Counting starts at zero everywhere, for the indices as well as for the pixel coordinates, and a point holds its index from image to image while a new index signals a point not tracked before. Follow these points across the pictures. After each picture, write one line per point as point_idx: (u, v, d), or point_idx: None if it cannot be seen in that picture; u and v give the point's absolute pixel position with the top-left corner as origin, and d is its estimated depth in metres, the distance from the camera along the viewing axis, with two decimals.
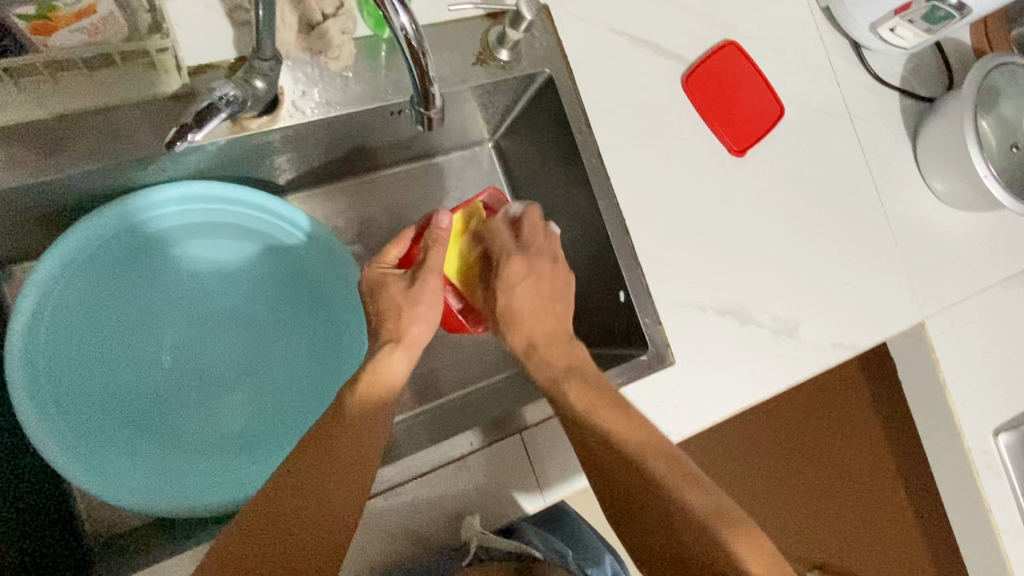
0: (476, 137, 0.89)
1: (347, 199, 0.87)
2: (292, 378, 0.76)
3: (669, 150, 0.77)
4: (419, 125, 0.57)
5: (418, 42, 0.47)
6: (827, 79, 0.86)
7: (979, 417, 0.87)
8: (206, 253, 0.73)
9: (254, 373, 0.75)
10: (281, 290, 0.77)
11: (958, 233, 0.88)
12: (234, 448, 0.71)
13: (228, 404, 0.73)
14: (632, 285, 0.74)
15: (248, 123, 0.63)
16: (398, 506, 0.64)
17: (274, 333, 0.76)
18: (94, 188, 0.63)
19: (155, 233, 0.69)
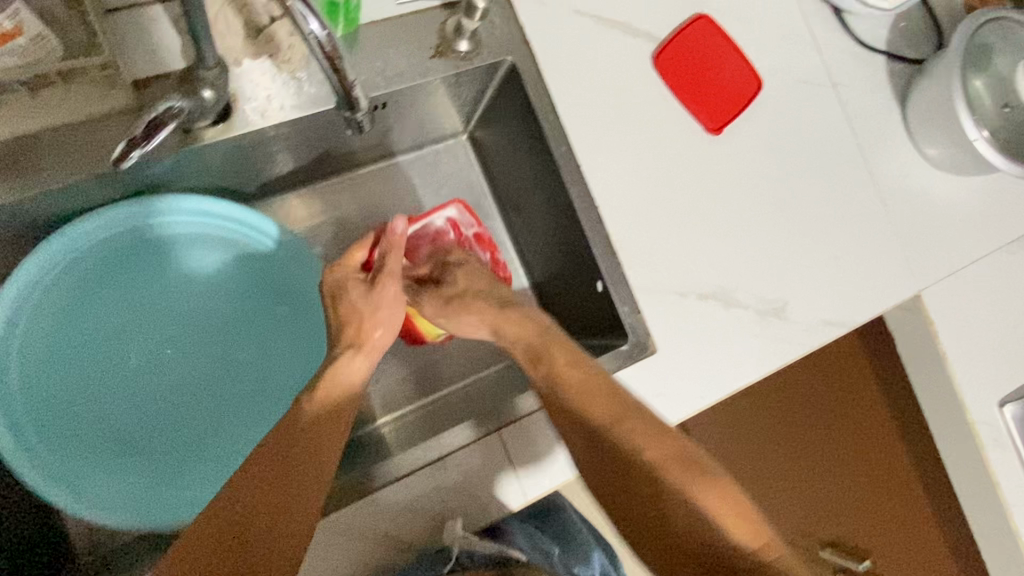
0: (449, 129, 0.87)
1: (321, 202, 0.86)
2: (268, 386, 0.76)
3: (642, 131, 0.75)
4: (352, 130, 0.56)
5: (333, 47, 0.47)
6: (807, 47, 0.83)
7: (983, 388, 0.84)
8: (184, 266, 0.73)
9: (237, 387, 0.75)
10: (262, 302, 0.76)
11: (953, 199, 0.85)
12: (216, 461, 0.72)
13: (208, 417, 0.73)
14: (609, 274, 0.72)
15: (202, 133, 0.62)
16: (379, 511, 0.66)
17: (248, 342, 0.76)
18: (56, 207, 0.63)
19: (118, 253, 0.68)
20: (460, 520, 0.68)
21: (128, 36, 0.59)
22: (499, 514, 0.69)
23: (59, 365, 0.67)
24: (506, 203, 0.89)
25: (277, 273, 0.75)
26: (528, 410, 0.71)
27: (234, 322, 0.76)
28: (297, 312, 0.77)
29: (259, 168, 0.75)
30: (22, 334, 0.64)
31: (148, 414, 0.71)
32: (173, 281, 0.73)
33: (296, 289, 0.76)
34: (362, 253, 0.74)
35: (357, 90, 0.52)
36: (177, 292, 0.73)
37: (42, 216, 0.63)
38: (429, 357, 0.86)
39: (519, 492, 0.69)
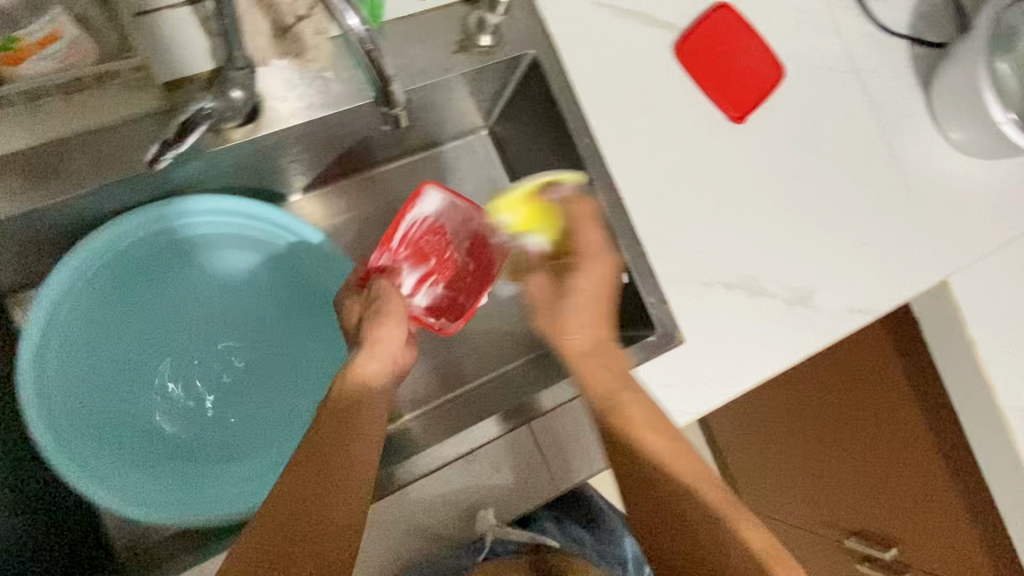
0: (469, 125, 0.87)
1: (344, 200, 0.86)
2: (299, 384, 0.76)
3: (665, 122, 0.75)
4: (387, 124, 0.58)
5: None
6: (829, 34, 0.82)
7: (1013, 373, 0.83)
8: (214, 267, 0.74)
9: (268, 385, 0.76)
10: (290, 302, 0.77)
11: (977, 184, 0.85)
12: (251, 458, 0.71)
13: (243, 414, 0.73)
14: (635, 265, 0.73)
15: (232, 134, 0.63)
16: (411, 505, 0.66)
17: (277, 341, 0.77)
18: (92, 208, 0.64)
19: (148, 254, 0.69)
20: (490, 512, 0.68)
21: (157, 38, 0.60)
22: (529, 507, 0.70)
23: (94, 363, 0.68)
24: None
25: (307, 275, 0.75)
26: (555, 403, 0.71)
27: (264, 322, 0.77)
28: (325, 314, 0.77)
29: (283, 166, 0.75)
30: (59, 334, 0.65)
31: (183, 412, 0.72)
32: (202, 282, 0.74)
33: (326, 290, 0.76)
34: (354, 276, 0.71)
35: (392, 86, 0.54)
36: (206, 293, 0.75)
37: (78, 218, 0.64)
38: (455, 352, 0.87)
39: (547, 484, 0.70)
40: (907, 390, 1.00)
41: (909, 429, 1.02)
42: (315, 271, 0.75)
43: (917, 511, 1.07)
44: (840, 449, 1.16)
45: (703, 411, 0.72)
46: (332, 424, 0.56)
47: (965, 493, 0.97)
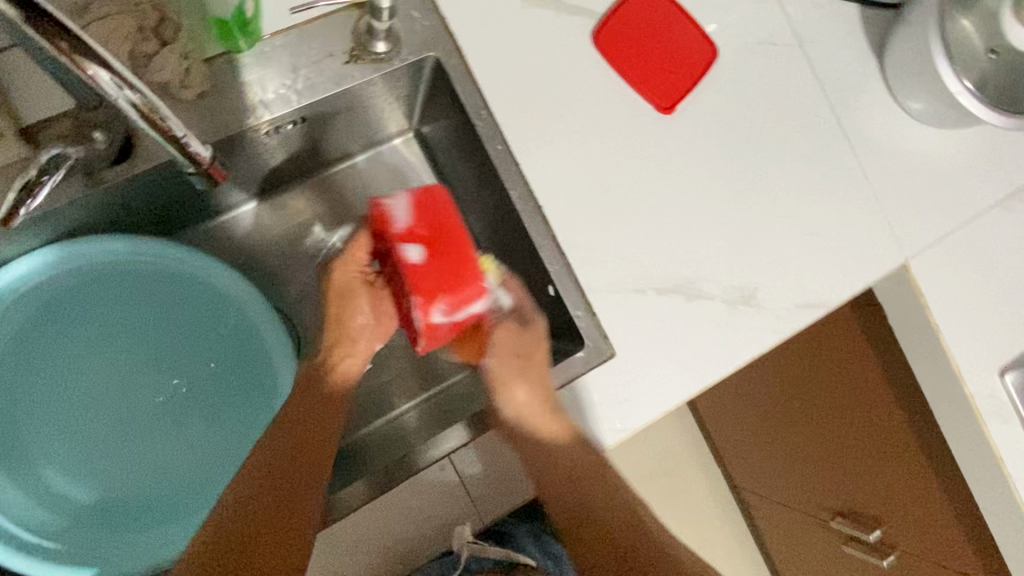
0: (392, 128, 0.82)
1: (267, 217, 0.82)
2: (223, 417, 0.73)
3: (585, 119, 0.70)
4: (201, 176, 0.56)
5: (142, 99, 0.46)
6: (768, 4, 0.75)
7: (979, 360, 0.79)
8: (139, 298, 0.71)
9: (198, 422, 0.73)
10: (217, 336, 0.74)
11: (937, 157, 0.79)
12: (176, 502, 0.70)
13: (166, 455, 0.71)
14: (558, 276, 0.68)
15: (105, 175, 0.58)
16: (374, 519, 0.68)
17: (197, 375, 0.74)
18: None
19: (44, 304, 0.68)
20: (468, 525, 0.70)
21: (19, 77, 0.57)
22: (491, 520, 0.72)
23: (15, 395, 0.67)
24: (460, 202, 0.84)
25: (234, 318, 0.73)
26: None
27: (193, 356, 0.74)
28: (251, 357, 0.73)
29: (187, 192, 0.71)
30: None
31: (111, 451, 0.70)
32: (127, 312, 0.72)
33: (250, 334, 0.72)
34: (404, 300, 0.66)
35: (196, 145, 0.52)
36: (134, 324, 0.72)
37: None
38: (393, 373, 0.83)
39: (496, 495, 0.70)
40: (879, 378, 0.94)
41: (886, 418, 0.97)
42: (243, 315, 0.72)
43: (899, 494, 1.02)
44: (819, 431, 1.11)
45: (641, 427, 0.67)
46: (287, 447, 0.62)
47: (942, 479, 0.93)
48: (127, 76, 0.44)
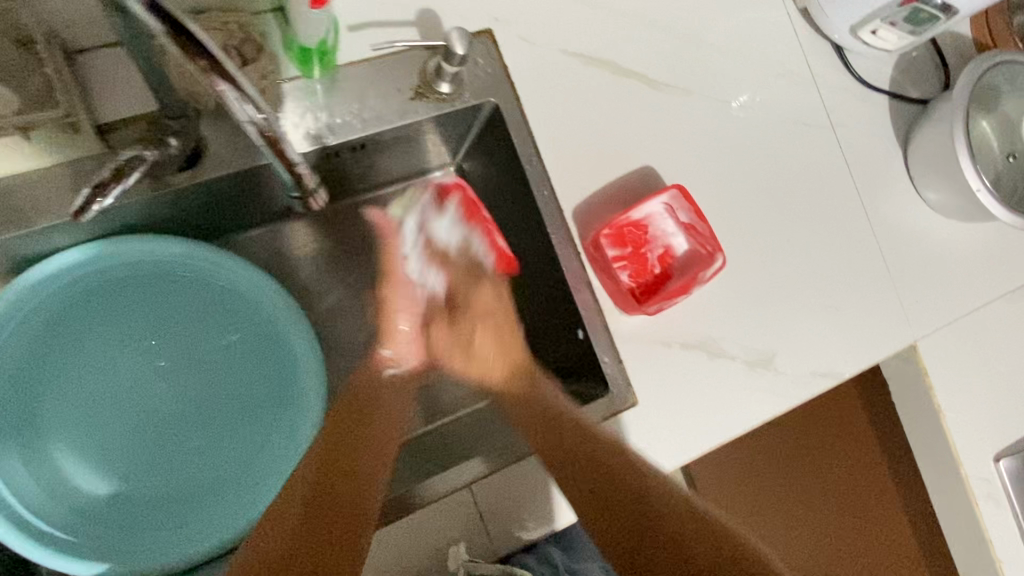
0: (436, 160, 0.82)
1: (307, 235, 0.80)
2: (263, 442, 0.72)
3: (629, 175, 0.73)
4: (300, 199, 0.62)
5: (261, 128, 0.50)
6: (806, 86, 0.80)
7: (978, 443, 0.82)
8: (143, 313, 0.71)
9: (242, 428, 0.72)
10: (234, 325, 0.73)
11: (952, 246, 0.82)
12: (207, 500, 0.69)
13: (217, 457, 0.71)
14: (589, 322, 0.70)
15: (171, 179, 0.61)
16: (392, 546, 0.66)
17: (235, 389, 0.73)
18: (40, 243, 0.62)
19: (97, 283, 0.67)
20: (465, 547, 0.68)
21: (97, 77, 0.58)
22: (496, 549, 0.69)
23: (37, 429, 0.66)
24: None
25: (234, 301, 0.72)
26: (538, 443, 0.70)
27: (207, 342, 0.73)
28: (266, 330, 0.72)
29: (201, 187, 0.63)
30: None
31: (148, 454, 0.70)
32: (119, 343, 0.70)
33: (263, 314, 0.72)
34: (629, 263, 0.72)
35: (305, 174, 0.58)
36: (131, 337, 0.70)
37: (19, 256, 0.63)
38: None
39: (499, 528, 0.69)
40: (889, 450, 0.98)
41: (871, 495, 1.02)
42: (242, 293, 0.71)
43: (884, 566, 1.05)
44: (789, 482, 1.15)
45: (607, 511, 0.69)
46: (355, 405, 0.67)
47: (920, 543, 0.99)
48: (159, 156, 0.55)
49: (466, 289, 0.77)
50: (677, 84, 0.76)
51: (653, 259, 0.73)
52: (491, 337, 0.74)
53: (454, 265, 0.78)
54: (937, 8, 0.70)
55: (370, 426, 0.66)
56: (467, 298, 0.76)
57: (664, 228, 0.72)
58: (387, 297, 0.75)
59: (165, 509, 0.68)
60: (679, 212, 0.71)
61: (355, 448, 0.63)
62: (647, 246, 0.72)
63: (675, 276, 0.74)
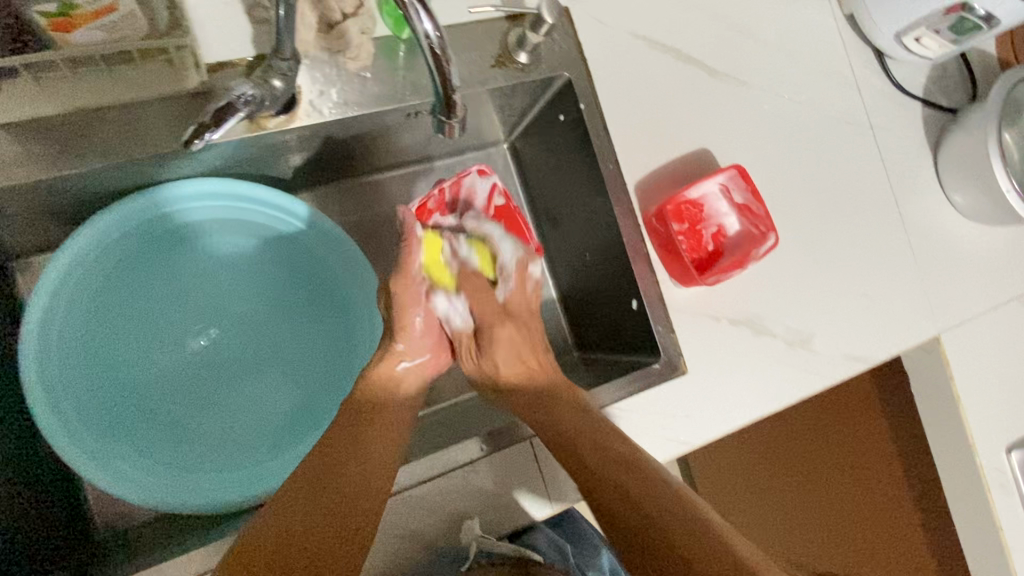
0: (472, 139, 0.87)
1: (330, 202, 0.85)
2: (315, 395, 0.74)
3: (686, 156, 0.77)
4: (439, 134, 0.56)
5: (441, 49, 0.47)
6: (848, 87, 0.85)
7: (993, 433, 0.87)
8: (204, 255, 0.73)
9: (298, 381, 0.75)
10: (296, 280, 0.76)
11: (976, 245, 0.87)
12: (263, 448, 0.70)
13: (271, 405, 0.73)
14: (645, 292, 0.74)
15: (266, 123, 0.63)
16: (408, 514, 0.66)
17: (292, 341, 0.76)
18: (126, 178, 0.64)
19: (183, 223, 0.69)
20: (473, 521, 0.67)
21: (202, 18, 0.60)
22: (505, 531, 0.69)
23: (101, 359, 0.67)
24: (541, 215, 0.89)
25: (296, 252, 0.74)
26: None
27: (263, 288, 0.75)
28: (324, 280, 0.75)
29: (287, 141, 0.68)
30: (71, 290, 0.63)
31: (207, 396, 0.72)
32: (179, 283, 0.72)
33: (323, 263, 0.74)
34: (686, 237, 0.76)
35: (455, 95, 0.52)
36: (191, 279, 0.73)
37: (105, 190, 0.65)
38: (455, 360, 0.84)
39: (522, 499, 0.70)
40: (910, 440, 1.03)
41: None
42: (306, 243, 0.73)
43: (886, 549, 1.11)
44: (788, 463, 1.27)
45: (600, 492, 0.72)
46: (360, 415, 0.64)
47: None
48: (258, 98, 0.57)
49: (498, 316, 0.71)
50: (733, 74, 0.80)
51: (707, 238, 0.78)
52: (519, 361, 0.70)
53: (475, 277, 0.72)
54: (981, 19, 0.75)
55: (366, 435, 0.63)
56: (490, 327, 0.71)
57: (717, 207, 0.77)
58: (398, 292, 0.68)
59: (224, 448, 0.70)
60: (734, 190, 0.76)
61: (370, 445, 0.62)
62: (703, 224, 0.77)
63: (725, 254, 0.79)
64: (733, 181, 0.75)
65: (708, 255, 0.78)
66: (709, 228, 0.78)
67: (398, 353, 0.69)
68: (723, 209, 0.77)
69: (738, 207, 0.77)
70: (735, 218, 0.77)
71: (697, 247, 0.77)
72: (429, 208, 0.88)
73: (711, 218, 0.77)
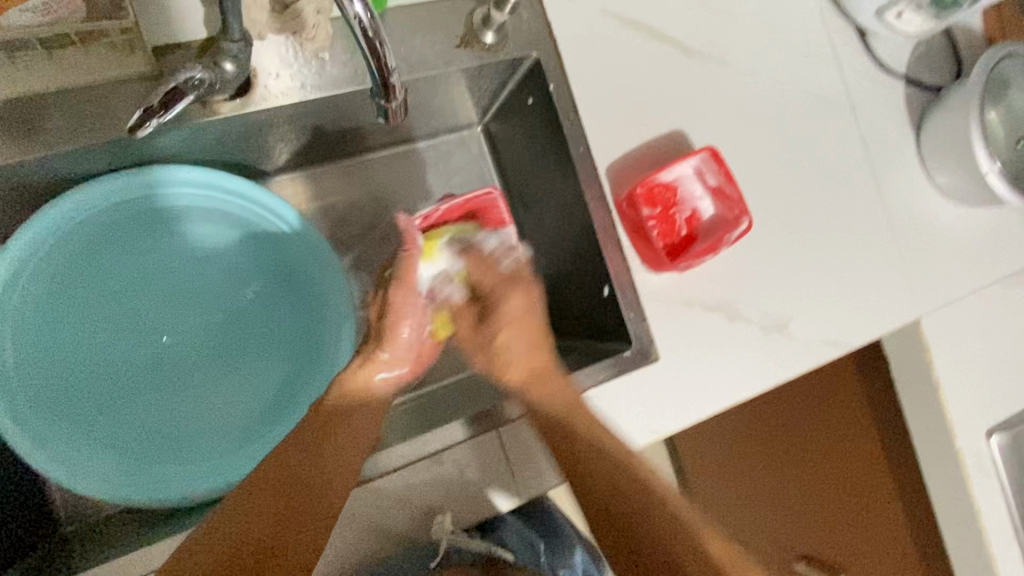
0: (444, 123, 0.85)
1: (303, 188, 0.83)
2: (284, 387, 0.73)
3: (660, 138, 0.75)
4: (382, 117, 0.56)
5: (374, 31, 0.47)
6: (829, 66, 0.83)
7: (972, 418, 0.86)
8: (165, 246, 0.71)
9: (267, 373, 0.74)
10: (263, 270, 0.74)
11: (958, 227, 0.85)
12: (230, 441, 0.70)
13: (240, 398, 0.72)
14: (616, 279, 0.72)
15: (220, 106, 0.61)
16: (372, 507, 0.65)
17: (261, 331, 0.74)
18: (81, 165, 0.62)
19: (143, 212, 0.68)
20: (443, 514, 0.67)
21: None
22: (476, 521, 0.68)
23: (61, 353, 0.66)
24: (516, 200, 0.87)
25: (261, 241, 0.73)
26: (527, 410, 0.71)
27: (228, 277, 0.74)
28: (288, 266, 0.74)
29: (246, 126, 0.66)
30: (26, 284, 0.63)
31: (174, 389, 0.71)
32: (140, 275, 0.70)
33: (287, 250, 0.73)
34: (659, 221, 0.75)
35: (393, 79, 0.53)
36: (151, 270, 0.71)
37: (58, 178, 0.63)
38: None
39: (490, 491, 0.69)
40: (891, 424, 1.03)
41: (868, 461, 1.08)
42: (270, 231, 0.72)
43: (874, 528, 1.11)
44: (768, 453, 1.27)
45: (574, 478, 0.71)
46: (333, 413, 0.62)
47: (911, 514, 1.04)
48: (204, 81, 0.54)
49: (501, 288, 0.72)
50: (709, 53, 0.78)
51: (681, 222, 0.76)
52: (524, 343, 0.70)
53: (482, 260, 0.74)
54: None
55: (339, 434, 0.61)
56: (498, 297, 0.71)
57: (690, 190, 0.75)
58: (394, 300, 0.68)
59: (191, 442, 0.69)
60: (706, 173, 0.74)
61: (334, 448, 0.60)
62: (676, 207, 0.75)
63: (700, 238, 0.77)
64: (706, 163, 0.74)
65: (683, 239, 0.76)
66: (682, 213, 0.76)
67: (381, 362, 0.67)
68: (696, 192, 0.75)
69: (712, 190, 0.75)
70: (709, 201, 0.76)
71: (671, 232, 0.76)
72: (402, 194, 0.86)
73: (684, 201, 0.75)
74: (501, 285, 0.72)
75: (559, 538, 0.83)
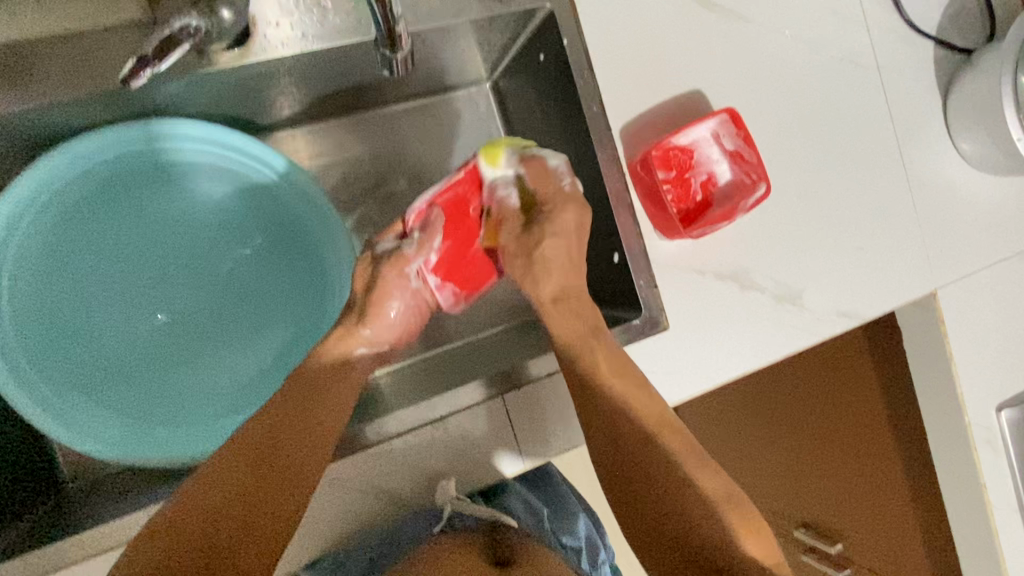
0: (452, 79, 0.81)
1: (308, 146, 0.81)
2: (285, 349, 0.72)
3: (676, 99, 0.72)
4: (387, 69, 0.55)
5: None
6: (855, 24, 0.79)
7: (983, 392, 0.85)
8: (164, 205, 0.69)
9: (267, 333, 0.73)
10: (262, 229, 0.72)
11: (981, 197, 0.83)
12: (231, 403, 0.69)
13: (240, 359, 0.71)
14: (627, 244, 0.70)
15: (219, 56, 0.58)
16: (374, 470, 0.64)
17: (261, 292, 0.73)
18: (78, 115, 0.60)
19: (139, 167, 0.65)
20: (446, 479, 0.66)
21: None
22: (480, 485, 0.68)
23: (60, 311, 0.64)
24: None
25: (260, 198, 0.71)
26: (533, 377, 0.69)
27: (230, 237, 0.72)
28: (290, 227, 0.72)
29: (251, 76, 0.63)
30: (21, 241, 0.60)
31: (174, 351, 0.70)
32: (140, 234, 0.69)
33: (288, 207, 0.71)
34: (674, 184, 0.73)
35: (398, 27, 0.51)
36: (151, 230, 0.69)
37: (54, 129, 0.61)
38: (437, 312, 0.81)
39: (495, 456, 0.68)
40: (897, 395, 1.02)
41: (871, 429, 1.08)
42: (268, 187, 0.70)
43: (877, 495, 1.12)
44: (776, 425, 1.26)
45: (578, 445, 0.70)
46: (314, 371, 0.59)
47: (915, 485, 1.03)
48: (198, 28, 0.51)
49: (557, 200, 0.66)
50: (731, 8, 0.74)
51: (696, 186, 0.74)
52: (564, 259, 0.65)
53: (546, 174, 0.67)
54: None
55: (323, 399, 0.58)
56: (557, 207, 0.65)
57: (708, 153, 0.73)
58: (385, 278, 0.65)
59: (192, 403, 0.68)
60: (724, 135, 0.72)
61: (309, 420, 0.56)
62: (692, 171, 0.73)
63: (716, 204, 0.75)
64: (726, 125, 0.71)
65: (698, 205, 0.74)
66: (698, 177, 0.74)
67: (360, 337, 0.64)
68: (714, 155, 0.73)
69: (730, 153, 0.72)
70: (727, 164, 0.73)
71: (686, 196, 0.74)
72: (409, 154, 0.84)
73: (701, 164, 0.73)
74: (558, 198, 0.66)
75: (562, 507, 0.83)
